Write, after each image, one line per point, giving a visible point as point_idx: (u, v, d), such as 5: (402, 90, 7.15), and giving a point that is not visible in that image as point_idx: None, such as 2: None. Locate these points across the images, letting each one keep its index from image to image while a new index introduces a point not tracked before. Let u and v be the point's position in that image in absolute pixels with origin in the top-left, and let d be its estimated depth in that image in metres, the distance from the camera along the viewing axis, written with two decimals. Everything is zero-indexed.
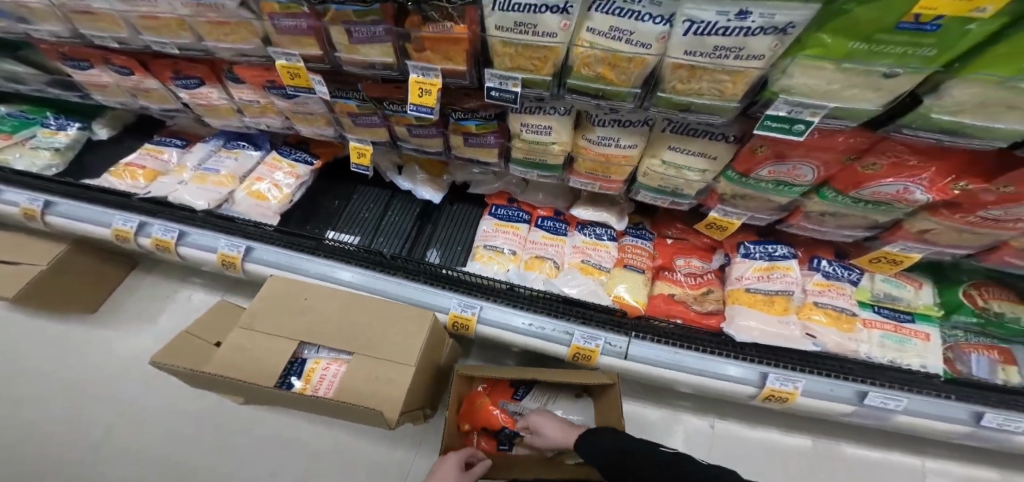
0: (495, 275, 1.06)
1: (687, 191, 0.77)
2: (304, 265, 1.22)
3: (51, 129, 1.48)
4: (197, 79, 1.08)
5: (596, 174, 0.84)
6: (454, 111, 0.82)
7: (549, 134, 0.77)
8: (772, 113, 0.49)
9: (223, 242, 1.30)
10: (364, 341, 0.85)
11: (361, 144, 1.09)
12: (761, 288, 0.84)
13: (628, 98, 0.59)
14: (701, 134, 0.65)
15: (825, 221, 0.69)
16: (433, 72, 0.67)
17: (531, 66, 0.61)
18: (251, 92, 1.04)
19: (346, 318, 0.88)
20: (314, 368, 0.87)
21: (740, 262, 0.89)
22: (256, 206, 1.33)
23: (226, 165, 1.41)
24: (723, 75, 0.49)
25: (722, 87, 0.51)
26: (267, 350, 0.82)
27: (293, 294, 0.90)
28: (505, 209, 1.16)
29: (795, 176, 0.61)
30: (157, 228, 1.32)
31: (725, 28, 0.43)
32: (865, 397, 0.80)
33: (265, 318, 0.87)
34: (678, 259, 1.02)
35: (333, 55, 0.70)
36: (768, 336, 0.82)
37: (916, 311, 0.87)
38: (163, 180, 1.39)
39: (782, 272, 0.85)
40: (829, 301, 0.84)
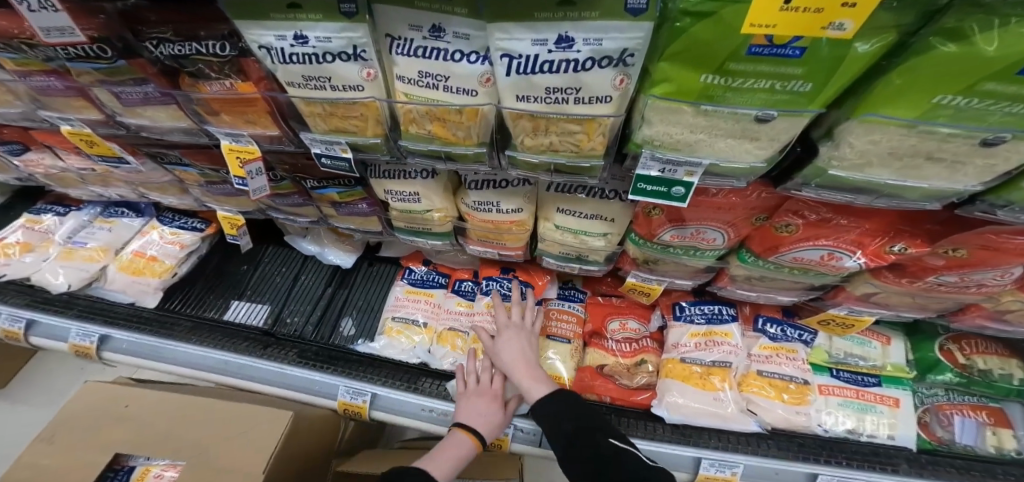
0: (402, 354, 0.92)
1: (594, 258, 0.61)
2: (171, 350, 1.01)
3: None
4: (19, 144, 0.93)
5: (489, 241, 0.67)
6: (306, 179, 0.66)
7: (419, 202, 0.62)
8: (642, 172, 0.36)
9: (74, 329, 1.06)
10: (199, 449, 0.63)
11: (231, 214, 0.91)
12: (698, 359, 0.67)
13: (479, 159, 0.45)
14: (590, 192, 0.52)
15: (754, 284, 0.55)
16: (245, 138, 0.52)
17: (352, 127, 0.46)
18: (77, 157, 0.88)
19: (185, 418, 0.67)
20: (145, 475, 0.64)
21: (676, 326, 0.73)
22: (133, 282, 1.12)
23: (96, 236, 1.21)
24: (571, 125, 0.36)
25: (577, 140, 0.37)
26: (63, 470, 0.60)
27: (115, 396, 0.69)
28: (420, 270, 1.02)
29: (702, 241, 0.47)
30: (2, 317, 1.08)
31: (549, 62, 0.32)
32: (817, 480, 0.62)
33: (71, 428, 0.65)
34: (611, 321, 0.82)
35: (114, 118, 0.55)
36: (698, 414, 0.65)
37: (883, 373, 0.69)
38: (26, 258, 1.17)
39: (721, 340, 0.69)
40: (778, 370, 0.67)
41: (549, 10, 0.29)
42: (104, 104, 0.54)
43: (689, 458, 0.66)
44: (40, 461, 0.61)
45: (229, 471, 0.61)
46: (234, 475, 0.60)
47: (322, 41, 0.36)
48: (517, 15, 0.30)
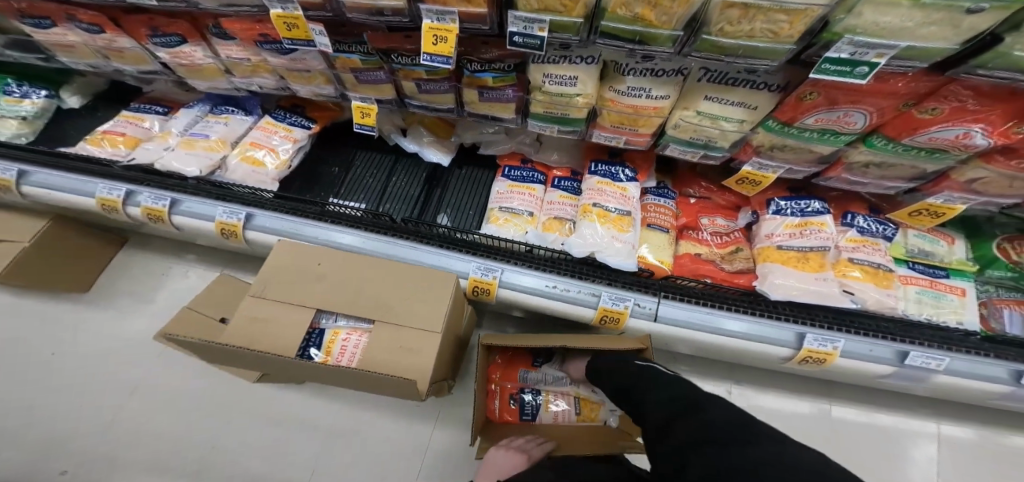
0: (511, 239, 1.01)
1: (720, 144, 0.71)
2: (309, 229, 1.20)
3: (14, 96, 1.39)
4: (179, 36, 1.04)
5: (622, 127, 0.75)
6: (470, 62, 0.75)
7: (574, 86, 0.69)
8: (832, 55, 0.46)
9: (220, 210, 1.26)
10: (384, 309, 0.81)
11: (366, 104, 1.05)
12: (794, 246, 0.84)
13: (668, 42, 0.54)
14: (742, 83, 0.61)
15: (868, 172, 0.70)
16: (450, 16, 0.63)
17: (560, 7, 0.55)
18: (241, 49, 1.03)
19: (363, 285, 0.84)
20: (334, 339, 0.83)
21: (770, 219, 0.88)
22: (252, 173, 1.24)
23: (215, 129, 1.33)
24: (779, 15, 0.44)
25: (777, 28, 0.46)
26: (287, 320, 0.79)
27: (304, 259, 0.85)
28: (518, 169, 1.11)
29: (844, 124, 0.59)
30: (146, 197, 1.26)
31: None
32: (906, 357, 0.82)
33: (278, 285, 0.82)
34: (703, 218, 0.97)
35: (336, 1, 0.71)
36: (805, 294, 0.80)
37: (950, 267, 0.86)
38: (146, 146, 1.30)
39: (816, 228, 0.83)
40: (865, 258, 0.82)
41: None
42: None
43: (794, 336, 0.86)
44: (261, 316, 0.78)
45: (416, 326, 0.79)
46: (416, 331, 0.79)
47: None
48: None
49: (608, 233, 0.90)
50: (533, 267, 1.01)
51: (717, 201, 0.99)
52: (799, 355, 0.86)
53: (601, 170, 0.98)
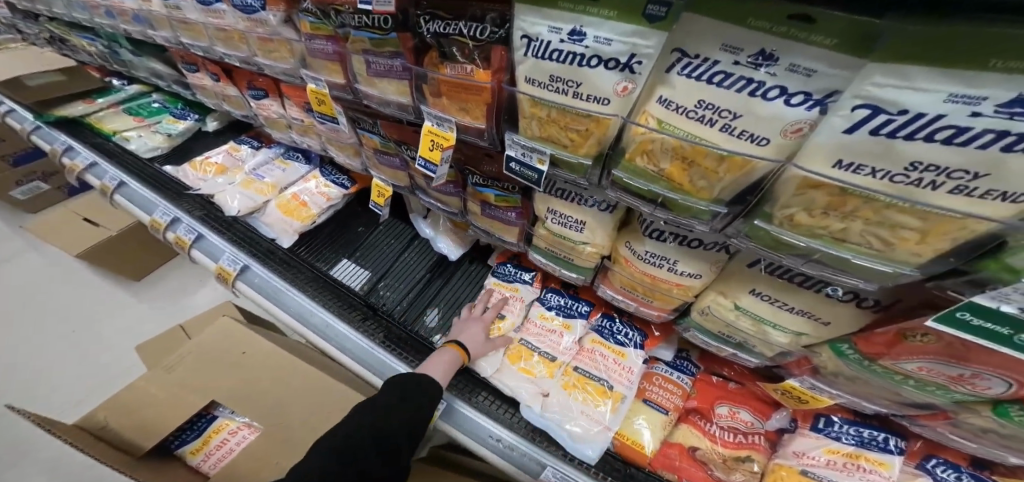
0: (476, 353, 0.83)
1: (760, 350, 0.52)
2: (291, 294, 1.09)
3: (174, 117, 1.68)
4: (263, 91, 1.15)
5: (633, 293, 0.60)
6: (472, 174, 0.67)
7: (580, 232, 0.57)
8: (981, 302, 0.27)
9: (226, 255, 1.21)
10: (278, 427, 0.66)
11: (384, 184, 1.00)
12: (825, 477, 0.63)
13: (703, 216, 0.37)
14: (812, 284, 0.41)
15: (983, 436, 0.47)
16: (448, 124, 0.54)
17: (565, 140, 0.42)
18: (297, 111, 1.05)
19: (275, 389, 0.67)
20: (221, 429, 0.71)
21: (810, 436, 0.67)
22: (282, 221, 1.29)
23: (273, 174, 1.46)
24: (905, 217, 0.26)
25: (893, 237, 0.28)
26: (173, 409, 0.65)
27: (229, 345, 0.70)
28: (512, 266, 0.92)
29: (967, 384, 0.38)
30: (183, 228, 1.30)
31: (955, 128, 0.22)
32: None
33: (193, 366, 0.68)
34: (721, 406, 0.74)
35: (355, 86, 0.64)
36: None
37: None
38: (220, 178, 1.45)
39: (872, 467, 0.61)
40: None
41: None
42: (351, 69, 0.62)
43: None
44: (155, 390, 0.66)
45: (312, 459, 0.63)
46: None
47: (600, 42, 0.32)
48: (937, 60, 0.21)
49: (581, 405, 0.72)
50: (492, 403, 0.79)
51: (755, 390, 0.75)
52: None
53: (602, 324, 0.81)
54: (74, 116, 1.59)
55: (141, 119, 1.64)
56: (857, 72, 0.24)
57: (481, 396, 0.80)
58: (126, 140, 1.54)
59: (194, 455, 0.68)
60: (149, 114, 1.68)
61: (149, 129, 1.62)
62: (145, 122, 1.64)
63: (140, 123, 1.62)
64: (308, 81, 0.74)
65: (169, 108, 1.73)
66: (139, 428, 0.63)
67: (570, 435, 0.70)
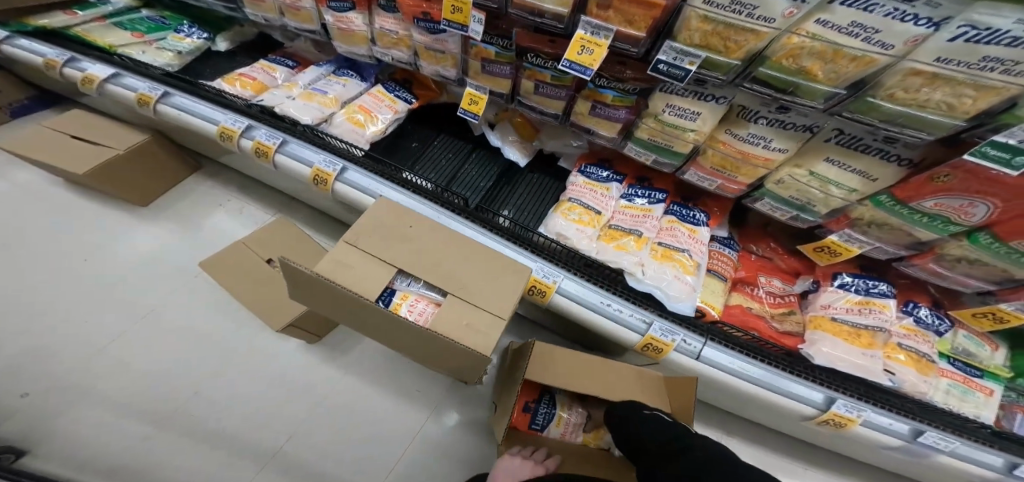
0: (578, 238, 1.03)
1: (817, 208, 0.74)
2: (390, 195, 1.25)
3: (180, 35, 1.66)
4: (349, 2, 1.07)
5: (721, 171, 0.81)
6: (600, 77, 0.82)
7: (693, 120, 0.75)
8: (1000, 139, 0.46)
9: (320, 158, 1.32)
10: (460, 285, 0.83)
11: (478, 92, 1.09)
12: (848, 320, 0.89)
13: (819, 99, 0.56)
14: (872, 151, 0.63)
15: (956, 266, 0.72)
16: (605, 33, 0.67)
17: (722, 47, 0.58)
18: (397, 23, 1.05)
19: (443, 254, 0.88)
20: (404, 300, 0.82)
21: (832, 291, 0.93)
22: (352, 131, 1.34)
23: (334, 89, 1.43)
24: (968, 88, 0.45)
25: (957, 102, 0.47)
26: (364, 273, 0.81)
27: (398, 223, 0.90)
28: (593, 167, 1.13)
29: (962, 213, 0.60)
30: (262, 133, 1.36)
31: (1017, 38, 0.39)
32: (833, 402, 0.93)
33: (371, 239, 0.86)
34: (762, 276, 1.03)
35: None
36: (848, 364, 0.86)
37: (986, 369, 0.95)
38: (273, 92, 1.42)
39: (877, 309, 0.88)
40: (914, 345, 0.89)
41: None
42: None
43: (822, 398, 0.94)
44: (349, 259, 0.81)
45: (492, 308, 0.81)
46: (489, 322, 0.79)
47: None
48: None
49: (674, 271, 0.95)
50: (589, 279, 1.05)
51: (777, 264, 1.06)
52: (821, 415, 0.94)
53: (675, 209, 1.04)
54: (56, 27, 1.58)
55: (141, 35, 1.62)
56: (966, 5, 0.40)
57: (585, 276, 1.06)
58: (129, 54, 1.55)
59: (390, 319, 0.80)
60: (149, 30, 1.65)
61: (151, 46, 1.61)
62: (146, 38, 1.62)
63: (140, 38, 1.61)
64: None
65: (171, 26, 1.70)
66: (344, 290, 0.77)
67: (669, 295, 0.93)
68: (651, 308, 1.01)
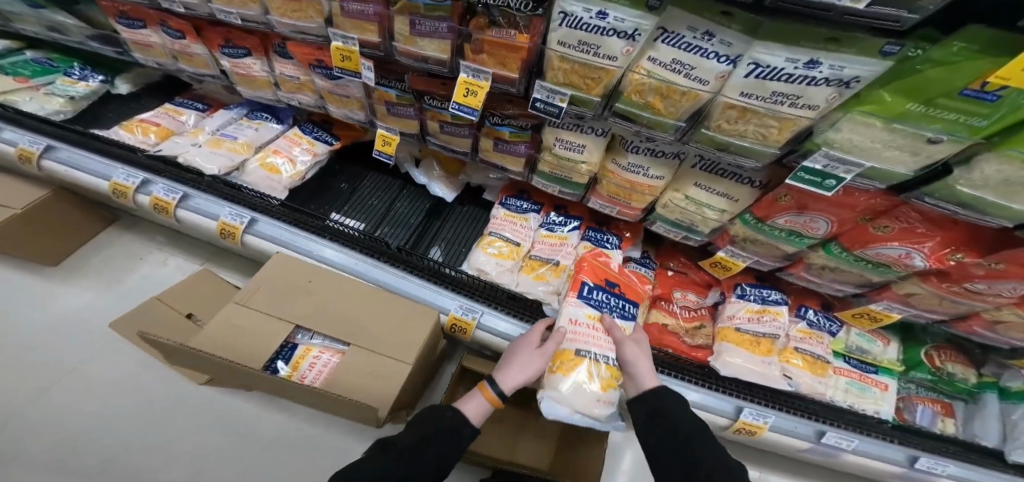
0: (498, 269, 1.04)
1: (700, 228, 0.80)
2: (305, 243, 1.21)
3: (72, 77, 1.50)
4: (245, 49, 1.03)
5: (617, 198, 0.84)
6: (491, 116, 0.85)
7: (581, 152, 0.79)
8: (807, 165, 0.55)
9: (226, 211, 1.26)
10: (361, 334, 0.81)
11: (389, 133, 1.08)
12: (750, 329, 0.94)
13: (669, 130, 0.62)
14: (729, 175, 0.69)
15: (823, 273, 0.81)
16: (484, 75, 0.70)
17: (583, 85, 0.63)
18: (295, 68, 1.01)
19: (346, 304, 0.85)
20: (306, 354, 0.84)
21: (734, 302, 0.99)
22: (266, 178, 1.28)
23: (245, 133, 1.37)
24: (771, 120, 0.53)
25: (767, 132, 0.55)
26: (256, 332, 0.77)
27: (297, 275, 0.87)
28: (513, 198, 1.15)
29: (808, 228, 0.69)
30: (160, 188, 1.28)
31: (790, 75, 0.47)
32: (741, 411, 0.96)
33: (265, 296, 0.82)
34: (676, 291, 1.07)
35: (390, 44, 0.73)
36: (750, 372, 0.92)
37: (880, 364, 1.02)
38: (175, 140, 1.35)
39: (772, 317, 0.95)
40: (809, 347, 0.96)
41: (816, 42, 0.44)
42: (390, 29, 0.71)
43: (732, 408, 0.96)
44: (239, 319, 0.78)
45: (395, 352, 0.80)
46: (391, 367, 0.78)
47: (617, 20, 0.52)
48: (786, 40, 0.45)
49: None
50: (513, 311, 1.07)
51: (691, 278, 1.10)
52: (733, 425, 0.96)
53: (592, 235, 1.06)
54: None
55: (26, 79, 1.44)
56: (749, 46, 0.47)
57: (505, 308, 1.07)
58: (13, 103, 1.38)
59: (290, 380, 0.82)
60: (36, 73, 1.48)
61: (41, 91, 1.44)
62: (32, 83, 1.44)
63: (26, 83, 1.42)
64: (331, 38, 0.78)
65: (62, 68, 1.54)
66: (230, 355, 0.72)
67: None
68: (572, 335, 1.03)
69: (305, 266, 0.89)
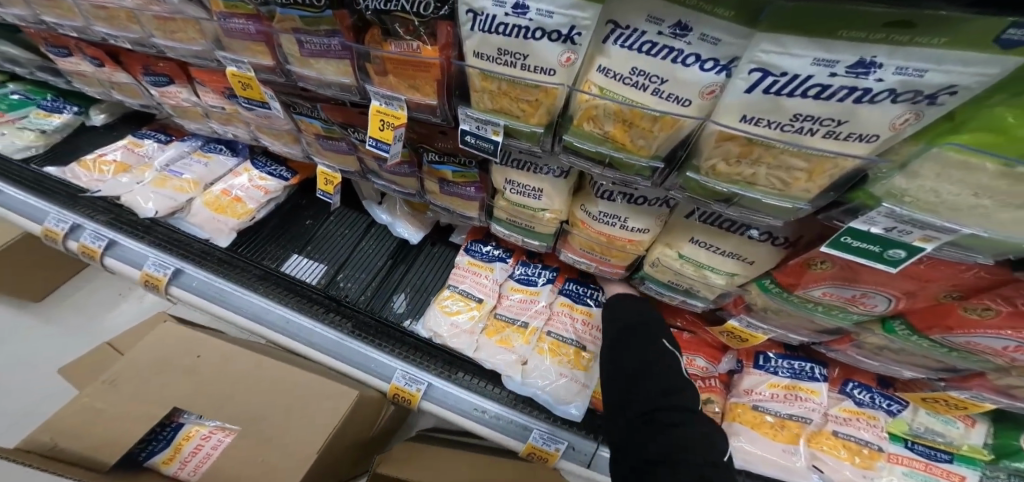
0: (453, 332, 0.84)
1: (703, 294, 0.59)
2: (237, 298, 1.04)
3: (45, 110, 1.42)
4: (166, 76, 0.88)
5: (592, 253, 0.65)
6: (427, 151, 0.68)
7: (538, 199, 0.60)
8: (859, 225, 0.35)
9: (151, 260, 1.10)
10: (256, 423, 0.67)
11: (330, 171, 0.92)
12: (772, 409, 0.73)
13: (643, 172, 0.42)
14: (737, 229, 0.49)
15: (880, 353, 0.61)
16: (398, 103, 0.52)
17: (517, 110, 0.44)
18: (215, 97, 0.86)
19: (238, 387, 0.70)
20: (191, 435, 0.72)
21: (755, 373, 0.78)
22: (212, 219, 1.14)
23: (192, 169, 1.24)
24: (796, 160, 0.33)
25: (790, 178, 0.35)
26: (125, 417, 0.64)
27: (188, 344, 0.72)
28: (478, 242, 0.96)
29: (859, 303, 0.48)
30: (87, 234, 1.13)
31: (821, 87, 0.28)
32: None
33: (145, 372, 0.69)
34: (680, 356, 0.82)
35: (286, 69, 0.57)
36: (767, 464, 0.70)
37: (957, 452, 0.72)
38: (120, 178, 1.23)
39: (805, 395, 0.73)
40: (854, 433, 0.72)
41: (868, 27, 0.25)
42: (281, 50, 0.55)
43: None
44: (100, 404, 0.64)
45: (292, 449, 0.65)
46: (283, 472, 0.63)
47: (543, 15, 0.34)
48: (813, 30, 0.26)
49: (558, 368, 0.77)
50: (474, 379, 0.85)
51: (702, 337, 0.84)
52: None
53: (570, 288, 0.87)
54: None
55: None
56: (750, 40, 0.29)
57: (462, 373, 0.87)
58: None
59: (169, 464, 0.68)
60: (12, 107, 1.42)
61: (12, 125, 1.37)
62: (7, 117, 1.38)
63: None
64: (225, 63, 0.63)
65: (37, 99, 1.47)
66: (90, 446, 0.60)
67: (553, 399, 0.76)
68: (536, 411, 0.82)
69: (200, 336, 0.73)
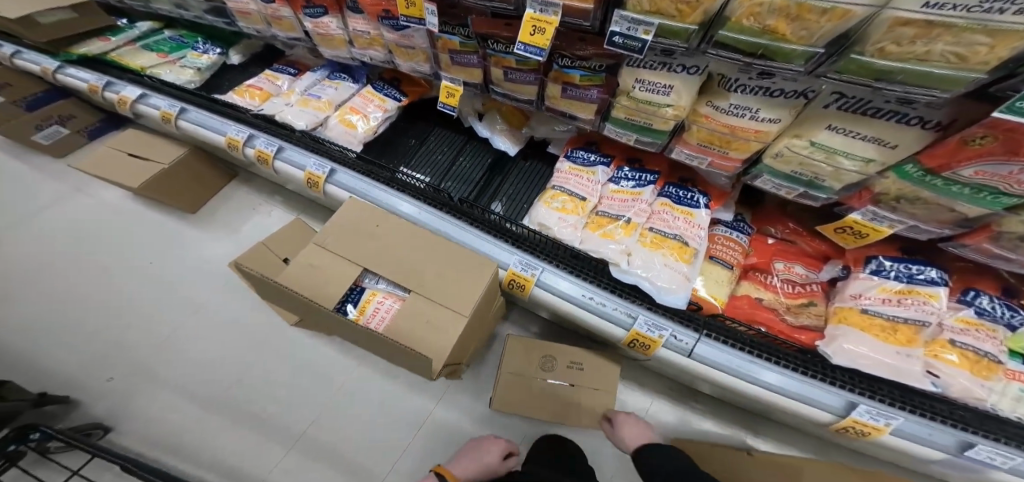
0: (563, 229, 0.95)
1: (828, 182, 0.65)
2: (377, 192, 1.23)
3: (198, 52, 1.70)
4: (323, 8, 1.14)
5: (710, 147, 0.71)
6: (561, 57, 0.76)
7: (667, 95, 0.67)
8: None
9: (312, 161, 1.34)
10: (421, 284, 0.85)
11: (453, 85, 1.04)
12: (883, 312, 0.72)
13: (799, 59, 0.47)
14: (884, 113, 0.53)
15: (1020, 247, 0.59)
16: (554, 9, 0.59)
17: (673, 11, 0.50)
18: (366, 23, 1.08)
19: (407, 252, 0.89)
20: (371, 298, 0.89)
21: (864, 278, 0.76)
22: (344, 133, 1.37)
23: (327, 92, 1.48)
24: (980, 36, 0.36)
25: (969, 52, 0.38)
26: (332, 271, 0.86)
27: (367, 220, 0.92)
28: (581, 151, 1.05)
29: (1014, 183, 0.48)
30: (262, 141, 1.41)
31: None
32: (854, 408, 0.78)
33: (337, 238, 0.90)
34: (778, 262, 0.88)
35: None
36: (877, 366, 0.70)
37: None
38: (274, 100, 1.51)
39: (920, 299, 0.71)
40: (973, 343, 0.69)
41: None
42: None
43: (841, 402, 0.79)
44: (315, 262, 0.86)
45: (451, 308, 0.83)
46: (444, 326, 0.81)
47: None
48: None
49: (661, 259, 0.85)
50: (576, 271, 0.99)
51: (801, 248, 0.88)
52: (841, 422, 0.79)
53: (670, 191, 0.92)
54: (93, 53, 1.62)
55: (165, 54, 1.68)
56: None
57: (564, 266, 1.00)
58: (157, 75, 1.60)
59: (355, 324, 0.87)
60: (171, 50, 1.71)
61: (175, 65, 1.66)
62: (169, 58, 1.68)
63: (165, 58, 1.66)
64: None
65: (190, 43, 1.75)
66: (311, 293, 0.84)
67: (655, 287, 0.84)
68: (641, 302, 0.93)
69: (374, 211, 0.93)
